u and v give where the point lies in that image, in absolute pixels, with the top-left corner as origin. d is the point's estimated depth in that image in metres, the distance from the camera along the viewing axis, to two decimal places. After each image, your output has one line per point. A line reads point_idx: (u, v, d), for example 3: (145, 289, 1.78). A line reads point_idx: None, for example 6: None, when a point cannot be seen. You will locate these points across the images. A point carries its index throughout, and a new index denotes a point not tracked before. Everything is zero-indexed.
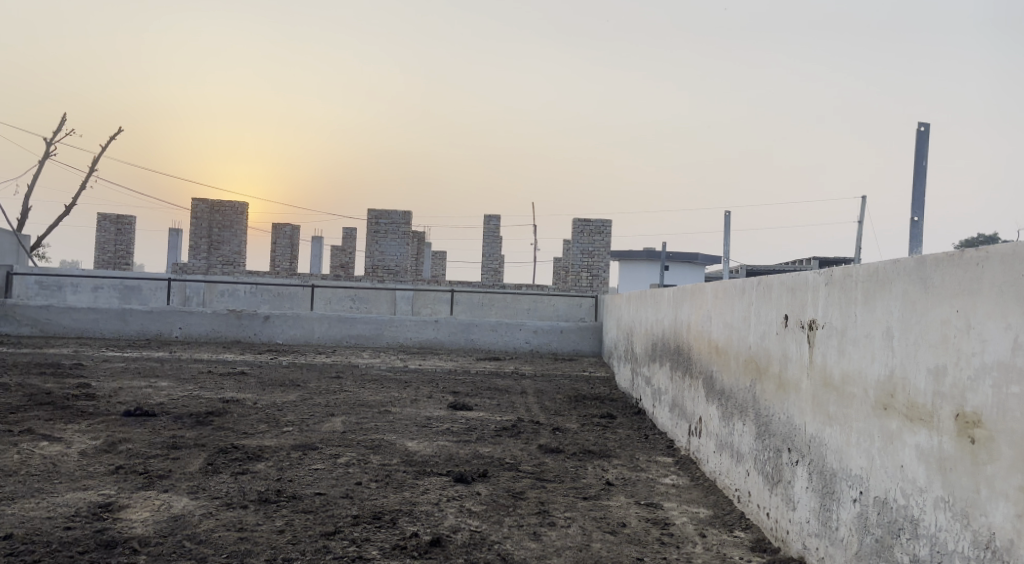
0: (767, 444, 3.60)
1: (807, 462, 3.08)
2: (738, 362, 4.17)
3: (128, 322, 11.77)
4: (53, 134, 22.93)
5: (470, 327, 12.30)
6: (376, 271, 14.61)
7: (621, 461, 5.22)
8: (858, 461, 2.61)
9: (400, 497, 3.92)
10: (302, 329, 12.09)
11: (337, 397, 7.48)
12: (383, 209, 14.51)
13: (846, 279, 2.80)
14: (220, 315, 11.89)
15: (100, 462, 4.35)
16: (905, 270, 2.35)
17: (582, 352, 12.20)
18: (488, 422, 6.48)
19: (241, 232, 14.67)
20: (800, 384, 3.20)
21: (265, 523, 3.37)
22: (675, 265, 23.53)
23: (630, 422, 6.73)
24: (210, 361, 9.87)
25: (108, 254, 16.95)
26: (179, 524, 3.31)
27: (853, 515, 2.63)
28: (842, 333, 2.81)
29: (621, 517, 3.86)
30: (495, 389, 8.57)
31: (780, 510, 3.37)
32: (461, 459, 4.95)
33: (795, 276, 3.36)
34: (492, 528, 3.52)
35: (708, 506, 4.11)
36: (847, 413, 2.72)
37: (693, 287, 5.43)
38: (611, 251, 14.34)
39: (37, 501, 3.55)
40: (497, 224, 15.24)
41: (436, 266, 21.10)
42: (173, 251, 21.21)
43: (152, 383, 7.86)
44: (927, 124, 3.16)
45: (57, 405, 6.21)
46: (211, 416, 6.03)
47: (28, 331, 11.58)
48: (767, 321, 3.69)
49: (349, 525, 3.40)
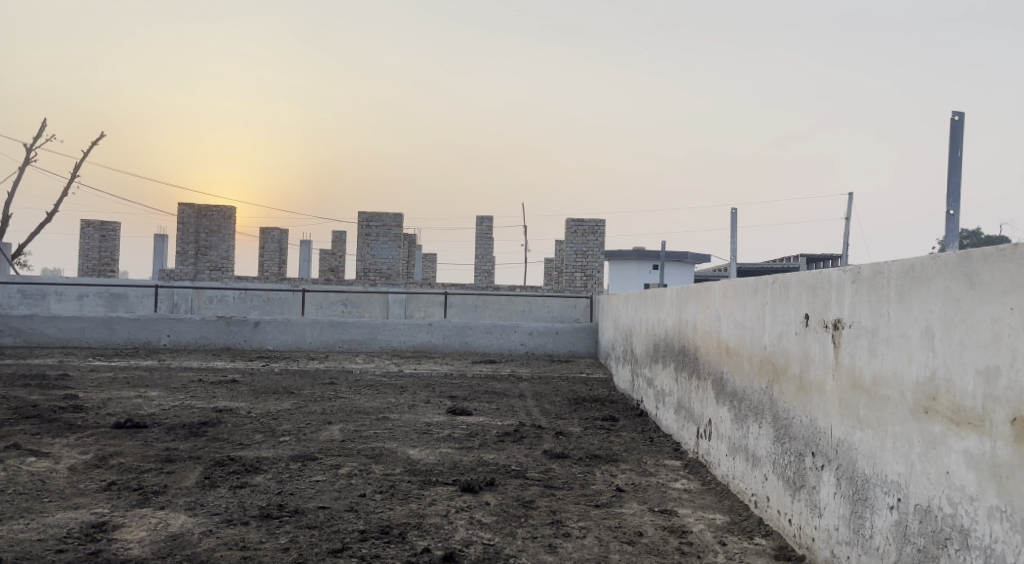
0: (788, 447, 3.48)
1: (834, 467, 2.97)
2: (752, 363, 4.05)
3: (115, 331, 11.53)
4: (34, 140, 22.55)
5: (464, 329, 12.13)
6: (367, 275, 14.42)
7: (629, 465, 5.10)
8: (894, 467, 2.50)
9: (407, 509, 3.77)
10: (294, 334, 11.90)
11: (333, 404, 7.30)
12: (374, 212, 14.33)
13: (876, 276, 2.68)
14: (209, 321, 11.68)
15: (92, 478, 4.17)
16: (947, 266, 2.24)
17: (578, 354, 12.08)
18: (490, 427, 6.34)
19: (229, 237, 14.44)
20: (824, 386, 3.09)
21: (269, 540, 3.22)
22: (667, 265, 23.47)
23: (633, 425, 6.59)
24: (201, 368, 9.68)
25: (92, 261, 16.69)
26: (179, 543, 3.15)
27: (890, 523, 2.51)
28: (873, 333, 2.69)
29: (637, 525, 3.73)
30: (494, 393, 8.44)
31: (803, 517, 3.26)
32: (466, 467, 4.82)
33: (815, 273, 3.25)
34: (505, 541, 3.39)
35: (724, 511, 4.00)
36: (881, 416, 2.60)
37: (699, 287, 5.31)
38: (605, 251, 14.23)
39: (26, 523, 3.38)
40: (490, 225, 15.10)
41: (426, 268, 20.88)
42: (160, 258, 20.88)
43: (142, 393, 7.65)
44: (959, 112, 3.02)
45: (45, 418, 6.01)
46: (205, 427, 5.85)
47: (12, 341, 11.33)
48: (784, 321, 3.57)
49: (356, 541, 3.25)
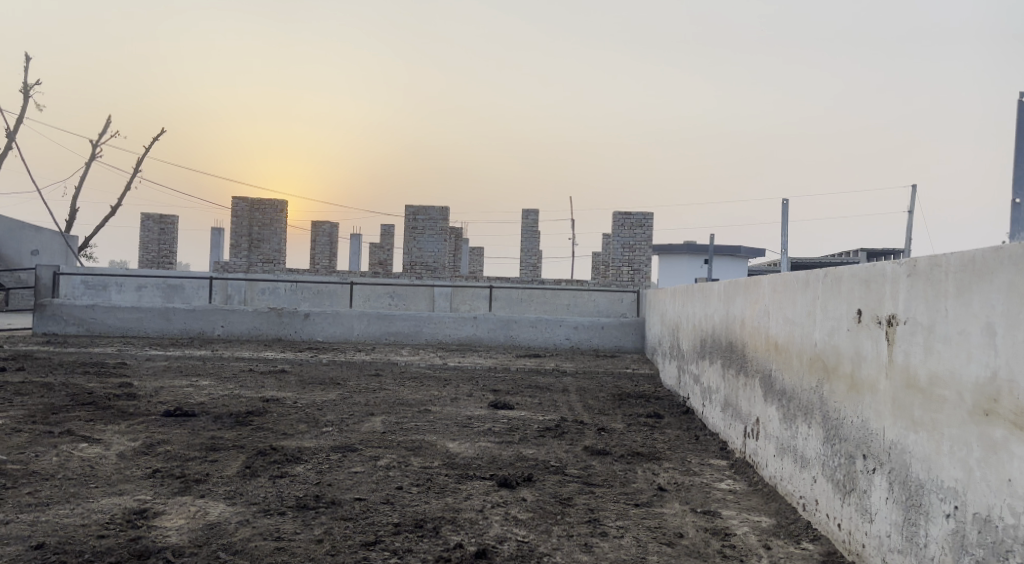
0: (838, 449, 3.32)
1: (887, 471, 2.82)
2: (802, 360, 3.89)
3: (171, 321, 11.82)
4: (100, 134, 23.38)
5: (509, 323, 12.11)
6: (414, 268, 14.49)
7: (672, 464, 4.98)
8: (950, 472, 2.35)
9: (443, 502, 3.74)
10: (342, 326, 12.03)
11: (377, 396, 7.34)
12: (421, 206, 14.38)
13: (933, 269, 2.52)
14: (261, 313, 11.90)
15: (138, 465, 4.25)
16: (1011, 258, 2.10)
17: (624, 349, 11.92)
18: (531, 422, 6.28)
19: (281, 230, 14.68)
20: (877, 385, 2.93)
21: (304, 531, 3.22)
22: (717, 259, 23.03)
23: (678, 423, 6.45)
24: (251, 359, 9.85)
25: (152, 253, 17.19)
26: (215, 532, 3.17)
27: (946, 532, 2.36)
28: (929, 330, 2.53)
29: (677, 526, 3.63)
30: (537, 387, 8.38)
31: (853, 522, 3.11)
32: (505, 461, 4.77)
33: (868, 266, 3.09)
34: (540, 538, 3.32)
35: (770, 514, 3.86)
36: (936, 418, 2.45)
37: (748, 280, 5.14)
38: (653, 245, 14.01)
39: (72, 508, 3.45)
40: (536, 219, 15.02)
41: (473, 262, 20.93)
42: (217, 250, 21.42)
43: (193, 382, 7.81)
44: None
45: (99, 405, 6.17)
46: (251, 416, 5.93)
47: (75, 330, 11.73)
48: (835, 317, 3.41)
49: (390, 534, 3.23)
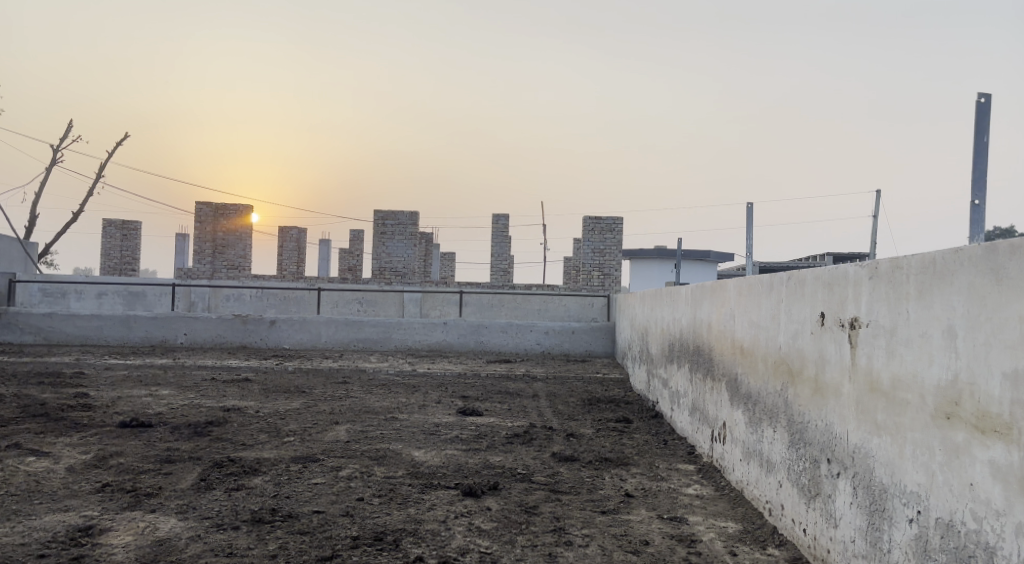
0: (803, 453, 3.29)
1: (850, 475, 2.79)
2: (767, 364, 3.85)
3: (132, 329, 11.54)
4: (60, 139, 22.93)
5: (479, 329, 12.02)
6: (383, 274, 14.36)
7: (640, 469, 4.93)
8: (913, 476, 2.31)
9: (405, 514, 3.64)
10: (310, 333, 11.84)
11: (342, 403, 7.20)
12: (389, 210, 14.25)
13: (894, 271, 2.50)
14: (225, 320, 11.67)
15: (87, 479, 4.09)
16: (971, 259, 2.07)
17: (594, 353, 11.90)
18: (499, 428, 6.20)
19: (246, 235, 14.46)
20: (840, 389, 2.91)
21: (258, 546, 3.10)
22: (688, 263, 23.17)
23: (647, 428, 6.41)
24: (215, 367, 9.65)
25: (114, 260, 16.83)
26: (164, 550, 3.04)
27: (909, 537, 2.33)
28: (890, 332, 2.50)
29: (643, 534, 3.57)
30: (507, 393, 8.30)
31: (818, 527, 3.08)
32: (471, 469, 4.68)
33: (832, 269, 3.06)
34: (503, 549, 3.24)
35: (737, 520, 3.81)
36: (899, 421, 2.42)
37: (714, 284, 5.12)
38: (623, 249, 14.02)
39: (12, 526, 3.29)
40: (506, 223, 14.95)
41: (444, 267, 20.83)
42: (181, 257, 21.06)
43: (153, 391, 7.60)
44: (987, 93, 2.82)
45: (52, 417, 5.97)
46: (210, 427, 5.78)
47: (32, 339, 11.41)
48: (799, 320, 3.39)
49: (347, 548, 3.12)
